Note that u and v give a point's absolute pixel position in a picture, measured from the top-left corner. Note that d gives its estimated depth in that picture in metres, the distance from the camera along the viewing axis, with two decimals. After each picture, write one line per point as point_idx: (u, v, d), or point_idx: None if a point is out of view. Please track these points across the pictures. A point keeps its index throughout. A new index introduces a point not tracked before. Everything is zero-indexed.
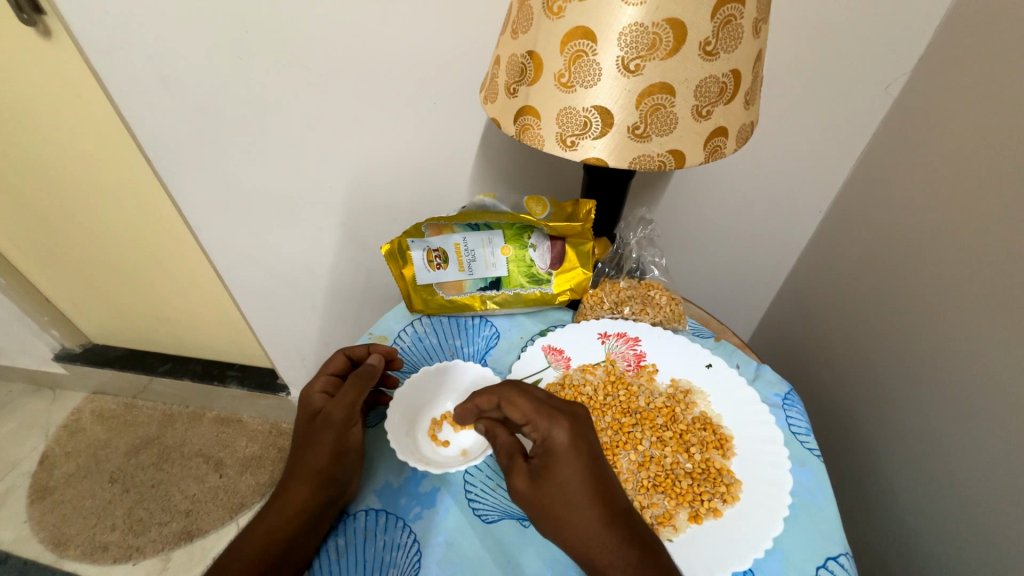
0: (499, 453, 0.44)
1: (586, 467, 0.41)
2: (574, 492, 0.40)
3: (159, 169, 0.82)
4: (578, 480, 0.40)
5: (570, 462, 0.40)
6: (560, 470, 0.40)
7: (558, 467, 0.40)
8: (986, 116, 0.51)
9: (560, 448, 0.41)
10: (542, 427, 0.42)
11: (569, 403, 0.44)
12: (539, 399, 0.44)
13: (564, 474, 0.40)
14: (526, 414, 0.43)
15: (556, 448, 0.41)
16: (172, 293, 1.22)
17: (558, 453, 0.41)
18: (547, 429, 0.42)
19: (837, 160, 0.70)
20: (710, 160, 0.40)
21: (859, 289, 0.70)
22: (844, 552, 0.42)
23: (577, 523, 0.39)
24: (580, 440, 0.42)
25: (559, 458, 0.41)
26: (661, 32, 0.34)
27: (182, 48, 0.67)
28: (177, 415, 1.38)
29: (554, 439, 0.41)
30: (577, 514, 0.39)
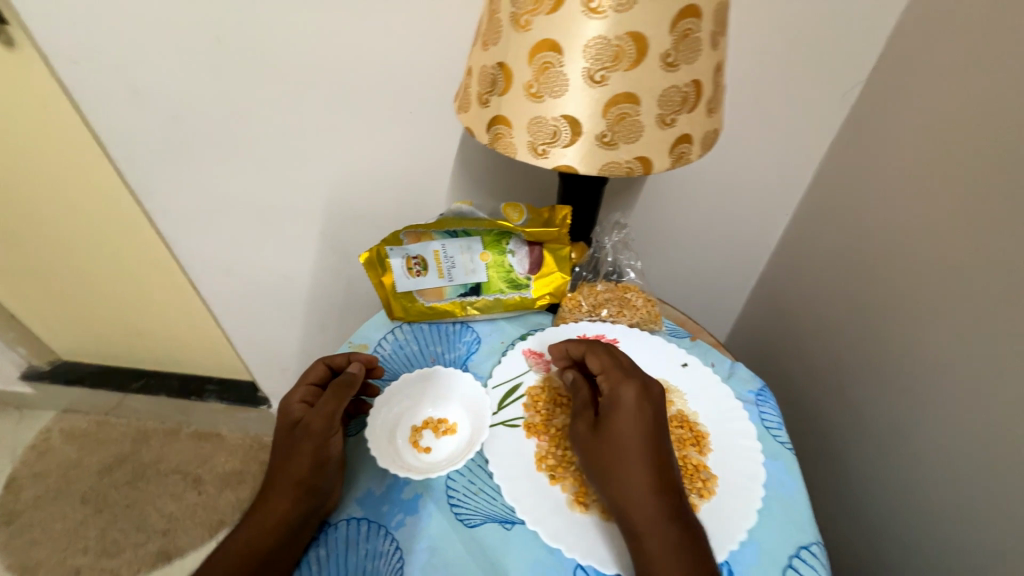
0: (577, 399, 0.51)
1: (645, 427, 0.45)
2: (627, 444, 0.44)
3: (131, 181, 0.81)
4: (630, 434, 0.44)
5: (626, 417, 0.45)
6: (618, 421, 0.45)
7: (617, 419, 0.45)
8: (934, 120, 0.54)
9: (623, 402, 0.46)
10: (613, 382, 0.48)
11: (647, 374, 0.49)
12: (622, 363, 0.50)
13: (621, 427, 0.45)
14: (603, 368, 0.50)
15: (619, 401, 0.46)
16: (146, 307, 1.19)
17: (620, 404, 0.46)
18: (620, 386, 0.47)
19: (801, 164, 0.73)
20: (675, 166, 0.41)
21: (825, 288, 0.73)
22: (814, 540, 0.44)
23: (622, 471, 0.43)
24: (651, 405, 0.47)
25: (619, 412, 0.46)
26: (624, 45, 0.35)
27: (154, 59, 0.66)
28: (153, 431, 1.33)
29: (624, 396, 0.46)
30: (623, 465, 0.43)
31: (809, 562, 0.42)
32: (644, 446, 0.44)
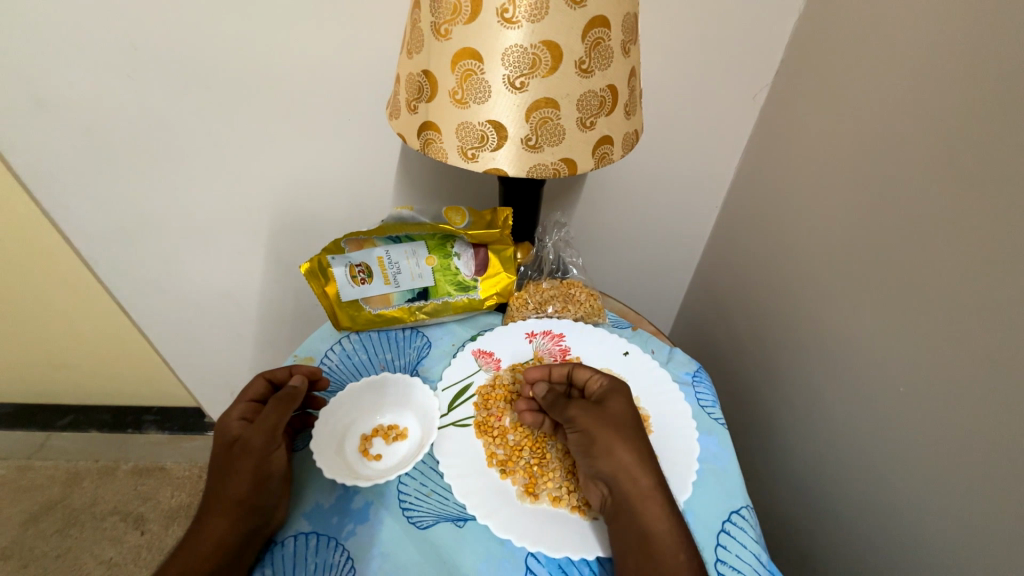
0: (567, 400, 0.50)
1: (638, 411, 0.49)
2: (631, 419, 0.48)
3: (41, 199, 0.74)
4: (636, 417, 0.48)
5: (630, 402, 0.49)
6: (625, 406, 0.48)
7: (619, 398, 0.49)
8: (830, 118, 0.61)
9: (621, 391, 0.50)
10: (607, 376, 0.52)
11: None
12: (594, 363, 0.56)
13: (625, 404, 0.49)
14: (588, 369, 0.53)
15: (618, 389, 0.50)
16: (69, 336, 1.10)
17: (621, 392, 0.50)
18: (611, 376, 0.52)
19: (723, 162, 0.79)
20: (599, 166, 0.44)
21: (750, 274, 0.79)
22: (744, 505, 0.48)
23: (619, 454, 0.45)
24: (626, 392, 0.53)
25: (621, 393, 0.50)
26: (540, 53, 0.37)
27: (62, 66, 0.62)
28: (84, 472, 1.22)
29: (616, 381, 0.52)
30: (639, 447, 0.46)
31: (740, 525, 0.46)
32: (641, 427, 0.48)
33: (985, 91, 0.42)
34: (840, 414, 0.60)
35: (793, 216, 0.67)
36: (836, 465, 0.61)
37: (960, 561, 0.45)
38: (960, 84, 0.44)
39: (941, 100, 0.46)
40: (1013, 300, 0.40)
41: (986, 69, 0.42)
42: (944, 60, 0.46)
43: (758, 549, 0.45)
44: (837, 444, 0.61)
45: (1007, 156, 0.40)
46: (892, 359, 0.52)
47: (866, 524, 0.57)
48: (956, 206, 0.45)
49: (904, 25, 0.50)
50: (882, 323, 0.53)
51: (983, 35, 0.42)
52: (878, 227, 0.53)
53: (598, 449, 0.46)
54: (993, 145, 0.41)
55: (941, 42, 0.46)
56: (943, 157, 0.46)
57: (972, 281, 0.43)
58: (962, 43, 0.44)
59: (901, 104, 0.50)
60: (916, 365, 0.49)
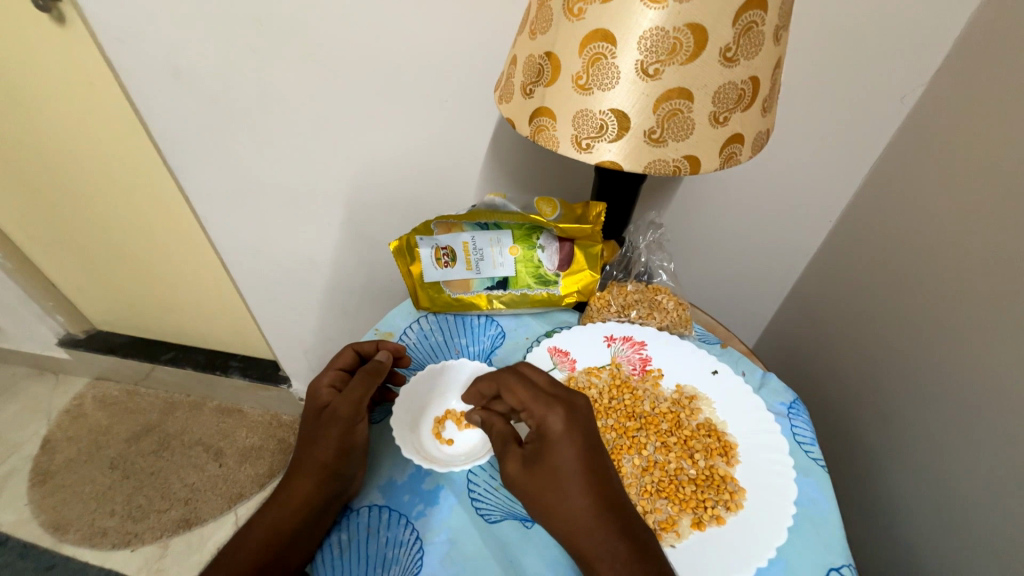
0: (499, 437, 0.45)
1: (571, 460, 0.41)
2: (553, 473, 0.41)
3: (169, 159, 0.82)
4: (568, 466, 0.41)
5: (561, 448, 0.41)
6: (554, 455, 0.41)
7: (547, 450, 0.42)
8: (1008, 129, 0.50)
9: (553, 433, 0.42)
10: (537, 413, 0.43)
11: (570, 392, 0.46)
12: (548, 384, 0.46)
13: (547, 455, 0.42)
14: (523, 401, 0.44)
15: (549, 433, 0.42)
16: (176, 283, 1.22)
17: (550, 437, 0.42)
18: (545, 414, 0.43)
19: (849, 171, 0.69)
20: (724, 166, 0.40)
21: (868, 301, 0.70)
22: (846, 563, 0.42)
23: (563, 513, 0.40)
24: (580, 424, 0.43)
25: (552, 444, 0.42)
26: (682, 37, 0.34)
27: (195, 39, 0.67)
28: (178, 403, 1.38)
29: (550, 423, 0.42)
30: (566, 502, 0.40)
31: None
32: (577, 483, 0.40)
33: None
34: None
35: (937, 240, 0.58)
36: None
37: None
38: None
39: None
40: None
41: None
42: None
43: None
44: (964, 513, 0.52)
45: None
46: None
47: None
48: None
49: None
50: None
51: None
52: None
53: (544, 507, 0.41)
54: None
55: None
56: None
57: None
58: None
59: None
60: None
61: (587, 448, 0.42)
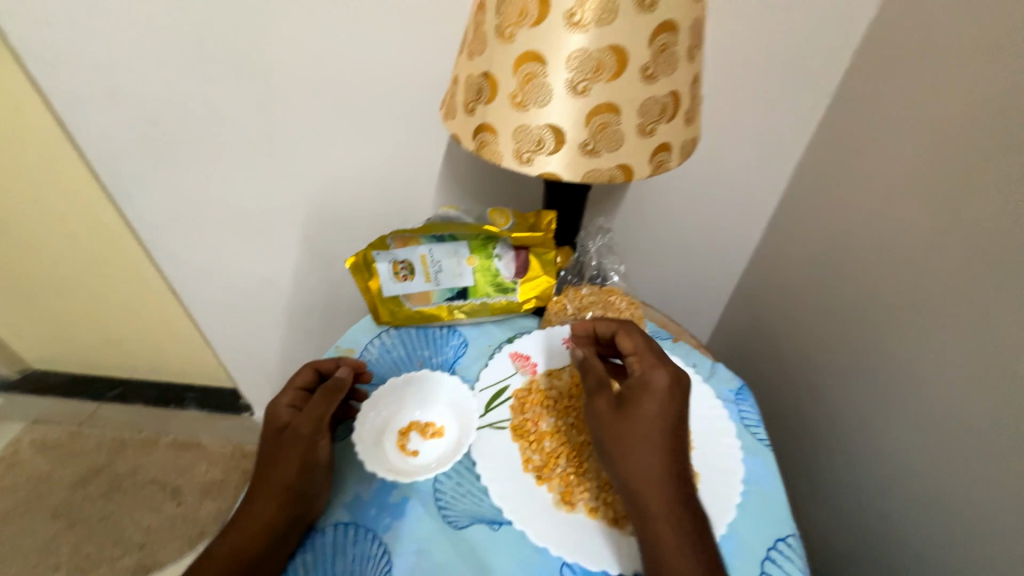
0: (593, 377, 0.50)
1: (665, 411, 0.45)
2: (642, 416, 0.45)
3: (109, 185, 0.79)
4: (658, 417, 0.45)
5: (656, 400, 0.46)
6: (646, 404, 0.45)
7: (643, 398, 0.46)
8: (906, 129, 0.57)
9: (656, 385, 0.47)
10: (647, 364, 0.48)
11: (670, 359, 0.51)
12: (655, 346, 0.52)
13: (642, 402, 0.46)
14: (636, 349, 0.50)
15: (652, 384, 0.47)
16: (124, 314, 1.16)
17: (652, 388, 0.46)
18: (652, 368, 0.48)
19: (776, 173, 0.76)
20: (656, 173, 0.43)
21: (800, 291, 0.75)
22: (791, 533, 0.46)
23: (635, 460, 0.44)
24: (679, 389, 0.48)
25: (649, 393, 0.46)
26: (604, 57, 0.37)
27: (134, 62, 0.66)
28: (129, 442, 1.28)
29: (655, 376, 0.47)
30: (644, 448, 0.44)
31: (786, 554, 0.44)
32: (660, 435, 0.44)
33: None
34: None
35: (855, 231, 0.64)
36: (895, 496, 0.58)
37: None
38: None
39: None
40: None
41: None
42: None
43: None
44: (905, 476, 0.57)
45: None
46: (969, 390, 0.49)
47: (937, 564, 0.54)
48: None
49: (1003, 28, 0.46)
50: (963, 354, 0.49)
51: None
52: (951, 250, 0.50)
53: (617, 452, 0.45)
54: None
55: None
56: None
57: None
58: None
59: (995, 115, 0.46)
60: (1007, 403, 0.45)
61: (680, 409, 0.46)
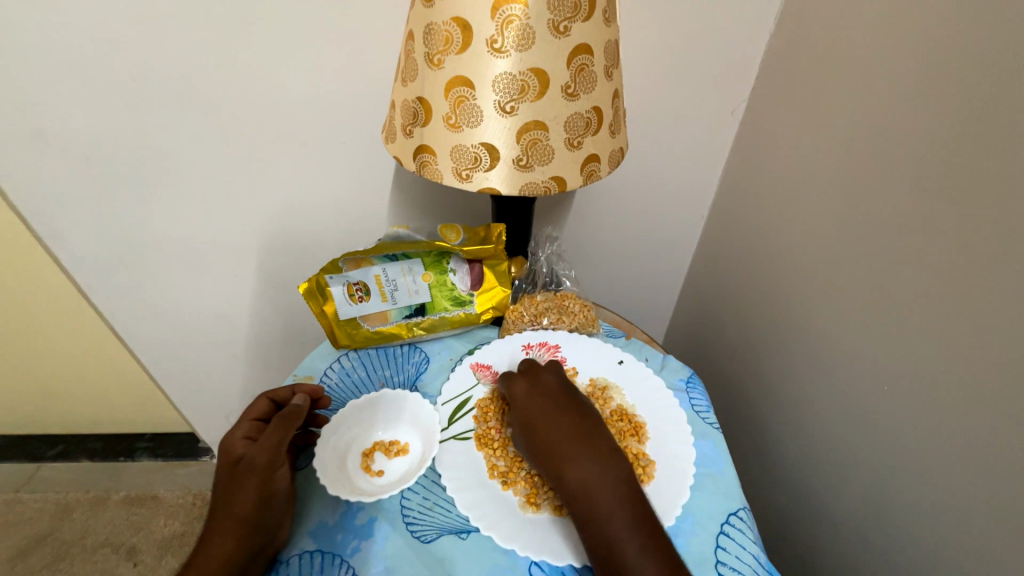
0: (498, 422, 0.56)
1: (535, 408, 0.52)
2: (523, 425, 0.51)
3: (38, 226, 0.75)
4: (532, 415, 0.51)
5: (525, 405, 0.52)
6: (521, 414, 0.52)
7: (517, 408, 0.53)
8: (809, 127, 0.63)
9: (517, 397, 0.54)
10: (506, 386, 0.56)
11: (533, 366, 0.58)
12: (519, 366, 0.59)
13: (519, 413, 0.52)
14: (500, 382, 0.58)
15: (515, 398, 0.54)
16: (61, 363, 1.09)
17: (517, 400, 0.53)
18: (510, 384, 0.55)
19: (707, 175, 0.82)
20: (588, 182, 0.46)
21: (737, 283, 0.81)
22: (742, 507, 0.49)
23: (553, 433, 0.49)
24: (541, 384, 0.54)
25: (518, 403, 0.53)
26: (528, 79, 0.40)
27: (62, 100, 0.64)
28: (74, 503, 1.18)
29: (515, 387, 0.54)
30: (539, 446, 0.49)
31: (739, 527, 0.47)
32: (544, 428, 0.50)
33: (954, 99, 0.44)
34: (829, 414, 0.61)
35: (778, 223, 0.70)
36: (828, 468, 0.62)
37: (959, 566, 0.45)
38: (931, 90, 0.46)
39: (911, 109, 0.48)
40: (997, 298, 0.41)
41: (958, 75, 0.44)
42: (914, 70, 0.48)
43: (756, 550, 0.46)
44: (830, 446, 0.61)
45: (980, 159, 0.42)
46: (871, 357, 0.54)
47: (860, 529, 0.57)
48: (930, 209, 0.47)
49: (875, 38, 0.53)
50: (865, 325, 0.55)
51: (951, 43, 0.44)
52: (856, 233, 0.56)
53: (536, 434, 0.50)
54: (965, 149, 0.43)
55: (909, 53, 0.49)
56: (918, 162, 0.48)
57: (954, 281, 0.45)
58: (930, 52, 0.46)
59: (875, 112, 0.53)
60: (900, 364, 0.50)
61: (548, 396, 0.53)
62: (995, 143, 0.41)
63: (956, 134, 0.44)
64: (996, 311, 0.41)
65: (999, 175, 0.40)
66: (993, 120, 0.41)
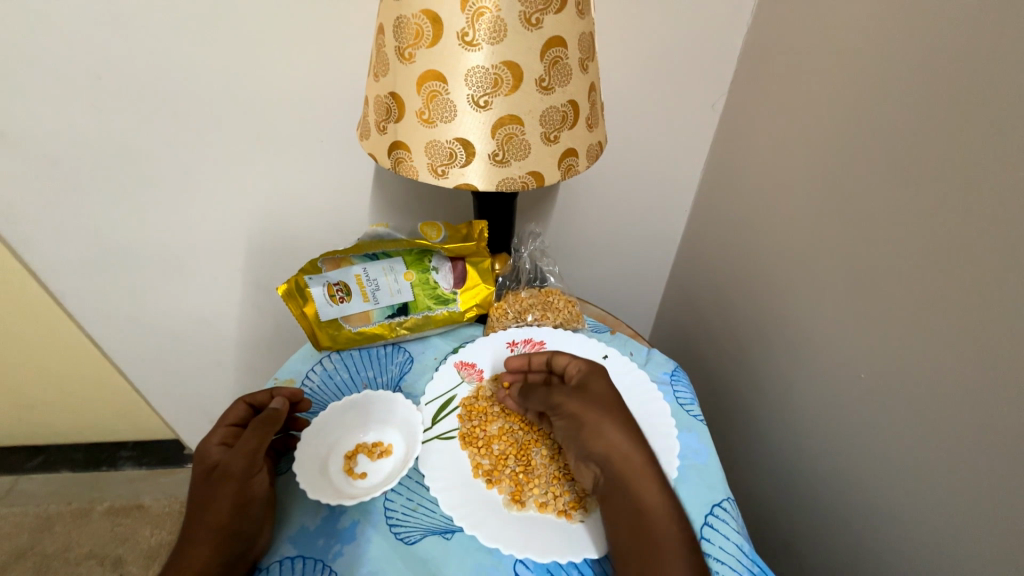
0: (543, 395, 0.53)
1: (613, 390, 0.52)
2: (597, 400, 0.50)
3: (4, 232, 0.72)
4: (609, 395, 0.51)
5: (602, 384, 0.52)
6: (597, 389, 0.51)
7: (593, 383, 0.52)
8: (788, 119, 0.64)
9: (596, 373, 0.53)
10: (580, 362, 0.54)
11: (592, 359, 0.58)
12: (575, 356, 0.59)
13: (594, 387, 0.51)
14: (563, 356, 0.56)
15: (590, 374, 0.53)
16: (36, 372, 1.06)
17: (595, 376, 0.52)
18: (585, 363, 0.54)
19: (689, 169, 0.83)
20: (566, 177, 0.46)
21: (720, 275, 0.81)
22: (725, 497, 0.49)
23: (608, 431, 0.47)
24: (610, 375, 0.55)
25: (595, 378, 0.52)
26: (501, 73, 0.39)
27: (25, 101, 0.61)
28: (55, 516, 1.16)
29: (593, 365, 0.54)
30: (610, 424, 0.48)
31: (722, 517, 0.47)
32: (617, 409, 0.50)
33: (929, 89, 0.45)
34: (810, 403, 0.62)
35: (759, 216, 0.70)
36: (811, 455, 0.63)
37: (939, 547, 0.46)
38: (905, 80, 0.47)
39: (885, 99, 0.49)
40: (971, 283, 0.42)
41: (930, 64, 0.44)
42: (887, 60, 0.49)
43: (739, 539, 0.46)
44: (812, 435, 0.62)
45: (955, 148, 0.42)
46: (851, 346, 0.55)
47: (842, 515, 0.58)
48: (906, 198, 0.47)
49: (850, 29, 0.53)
50: (844, 314, 0.55)
51: (923, 33, 0.45)
52: (833, 223, 0.56)
53: (587, 428, 0.48)
54: (937, 137, 0.44)
55: (883, 44, 0.49)
56: (894, 152, 0.48)
57: (928, 268, 0.45)
58: (904, 43, 0.47)
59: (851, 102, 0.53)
60: (879, 351, 0.51)
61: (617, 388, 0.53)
62: (969, 131, 0.41)
63: (931, 123, 0.45)
64: (971, 296, 0.42)
65: (973, 163, 0.41)
66: (965, 109, 0.41)
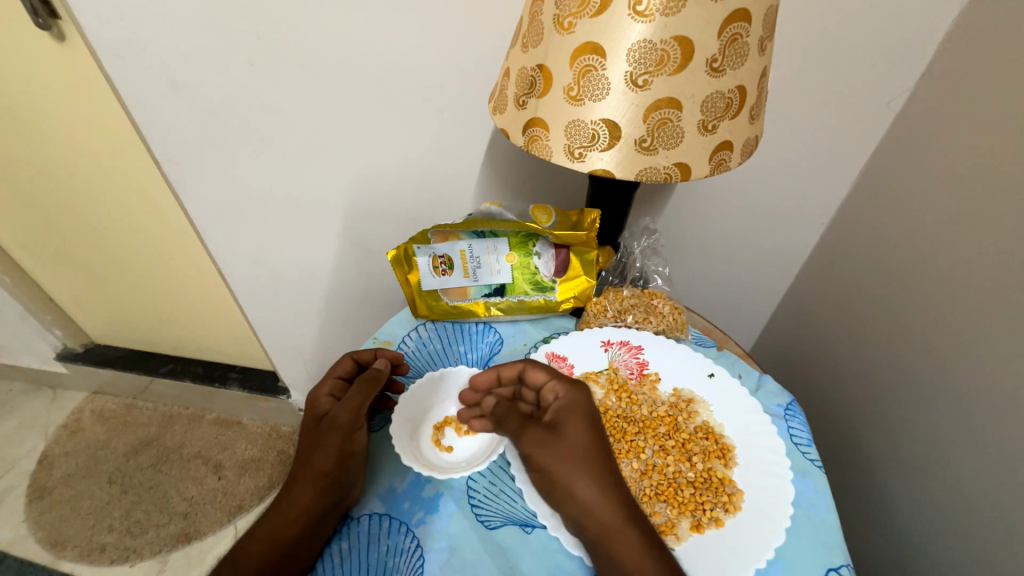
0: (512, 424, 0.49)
1: (592, 434, 0.47)
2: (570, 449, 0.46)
3: (167, 171, 0.83)
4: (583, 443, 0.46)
5: (575, 427, 0.47)
6: (570, 435, 0.47)
7: (563, 426, 0.47)
8: (996, 129, 0.51)
9: (570, 411, 0.48)
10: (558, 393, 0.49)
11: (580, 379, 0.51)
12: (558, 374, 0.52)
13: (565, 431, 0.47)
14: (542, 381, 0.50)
15: (566, 411, 0.48)
16: (174, 294, 1.22)
17: (568, 414, 0.47)
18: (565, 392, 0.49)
19: (838, 176, 0.71)
20: (714, 173, 0.40)
21: (859, 303, 0.71)
22: (845, 563, 0.43)
23: (582, 489, 0.44)
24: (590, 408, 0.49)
25: (569, 418, 0.47)
26: (669, 49, 0.35)
27: (194, 54, 0.68)
28: (177, 417, 1.37)
29: (574, 399, 0.48)
30: (581, 479, 0.45)
31: None
32: (592, 459, 0.46)
33: None
34: None
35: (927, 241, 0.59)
36: None
37: None
38: None
39: None
40: None
41: None
42: None
43: None
44: None
45: None
46: None
47: None
48: None
49: None
50: None
51: None
52: None
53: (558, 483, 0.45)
54: None
55: None
56: None
57: None
58: None
59: None
60: None
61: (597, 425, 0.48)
62: None
63: None
64: None
65: None
66: None
